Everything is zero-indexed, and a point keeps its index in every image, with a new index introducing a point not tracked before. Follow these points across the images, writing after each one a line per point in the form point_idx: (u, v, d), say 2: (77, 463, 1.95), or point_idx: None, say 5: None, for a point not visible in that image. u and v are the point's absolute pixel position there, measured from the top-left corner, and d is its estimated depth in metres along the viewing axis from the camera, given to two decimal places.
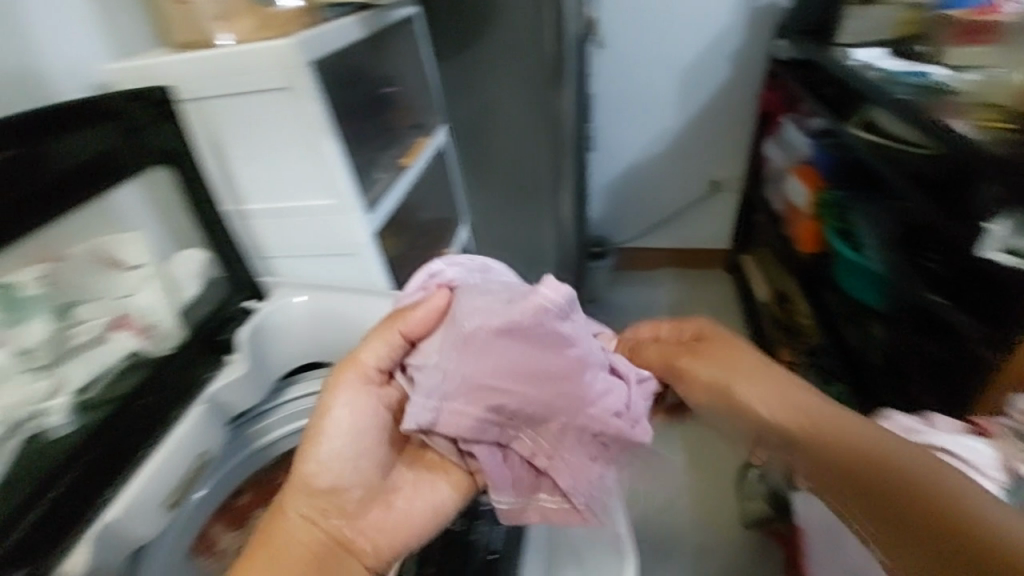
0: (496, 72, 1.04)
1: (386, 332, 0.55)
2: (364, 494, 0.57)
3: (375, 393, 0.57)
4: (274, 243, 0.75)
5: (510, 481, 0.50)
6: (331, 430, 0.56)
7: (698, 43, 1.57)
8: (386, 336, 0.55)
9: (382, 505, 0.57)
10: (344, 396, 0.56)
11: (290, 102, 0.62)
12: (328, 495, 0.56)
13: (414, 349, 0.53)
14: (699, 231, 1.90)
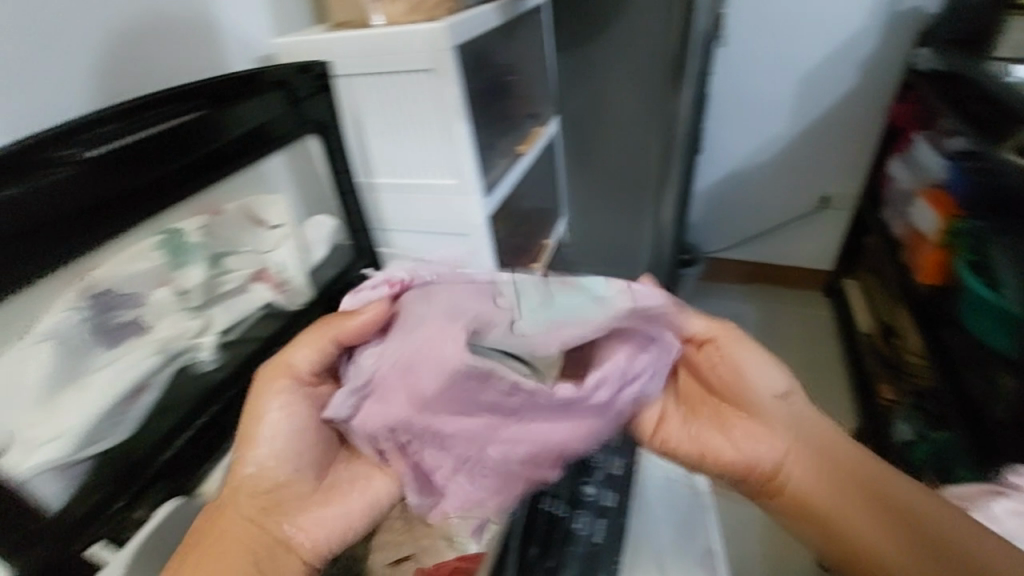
0: (614, 66, 1.02)
1: (321, 333, 0.48)
2: (299, 497, 0.48)
3: (309, 395, 0.49)
4: (395, 216, 0.79)
5: (429, 484, 0.44)
6: (265, 427, 0.48)
7: (826, 47, 1.47)
8: (319, 339, 0.48)
9: (321, 507, 0.48)
10: (277, 395, 0.48)
11: (430, 85, 0.66)
12: (270, 491, 0.47)
13: (366, 347, 0.45)
14: (800, 248, 1.78)
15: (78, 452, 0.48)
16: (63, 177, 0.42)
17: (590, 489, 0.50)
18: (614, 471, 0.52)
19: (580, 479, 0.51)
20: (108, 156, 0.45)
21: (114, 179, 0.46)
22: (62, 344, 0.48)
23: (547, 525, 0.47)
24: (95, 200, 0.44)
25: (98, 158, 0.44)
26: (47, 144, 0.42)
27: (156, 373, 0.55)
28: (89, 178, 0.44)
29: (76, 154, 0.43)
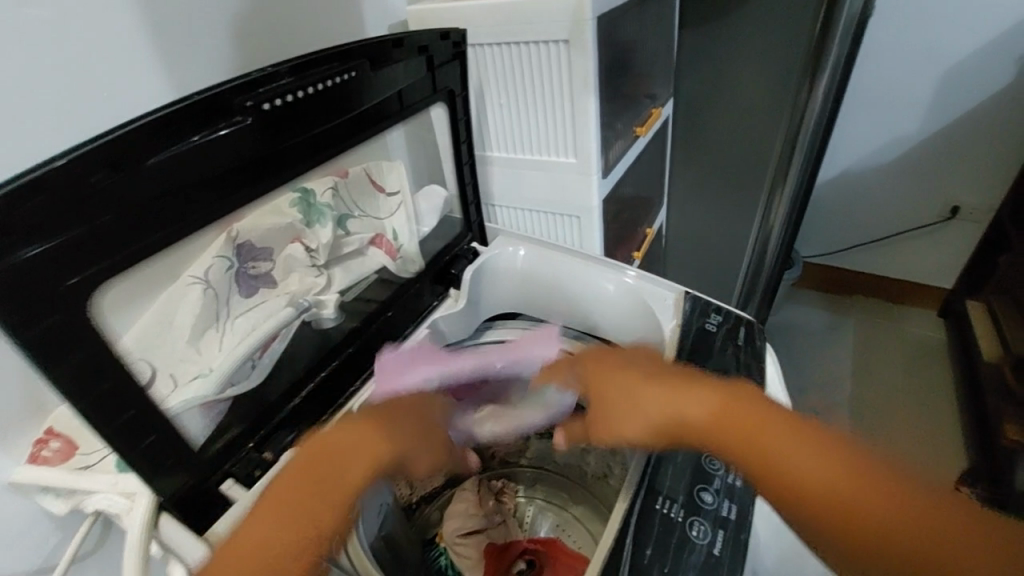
0: (743, 47, 0.95)
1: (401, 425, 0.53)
2: None
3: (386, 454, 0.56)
4: (502, 192, 0.79)
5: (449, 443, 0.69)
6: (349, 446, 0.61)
7: (982, 37, 1.29)
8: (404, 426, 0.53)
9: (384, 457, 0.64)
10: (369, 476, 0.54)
11: (566, 58, 0.63)
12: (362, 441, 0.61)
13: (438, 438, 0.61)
14: (918, 261, 1.61)
15: (221, 393, 0.53)
16: (230, 134, 0.44)
17: (708, 498, 0.47)
18: (733, 482, 0.48)
19: (698, 485, 0.47)
20: (273, 113, 0.47)
21: (273, 137, 0.47)
22: (209, 289, 0.54)
23: (663, 531, 0.44)
24: (255, 159, 0.46)
25: (261, 118, 0.46)
26: (229, 94, 0.43)
27: (287, 325, 0.59)
28: (252, 138, 0.45)
29: (244, 111, 0.45)
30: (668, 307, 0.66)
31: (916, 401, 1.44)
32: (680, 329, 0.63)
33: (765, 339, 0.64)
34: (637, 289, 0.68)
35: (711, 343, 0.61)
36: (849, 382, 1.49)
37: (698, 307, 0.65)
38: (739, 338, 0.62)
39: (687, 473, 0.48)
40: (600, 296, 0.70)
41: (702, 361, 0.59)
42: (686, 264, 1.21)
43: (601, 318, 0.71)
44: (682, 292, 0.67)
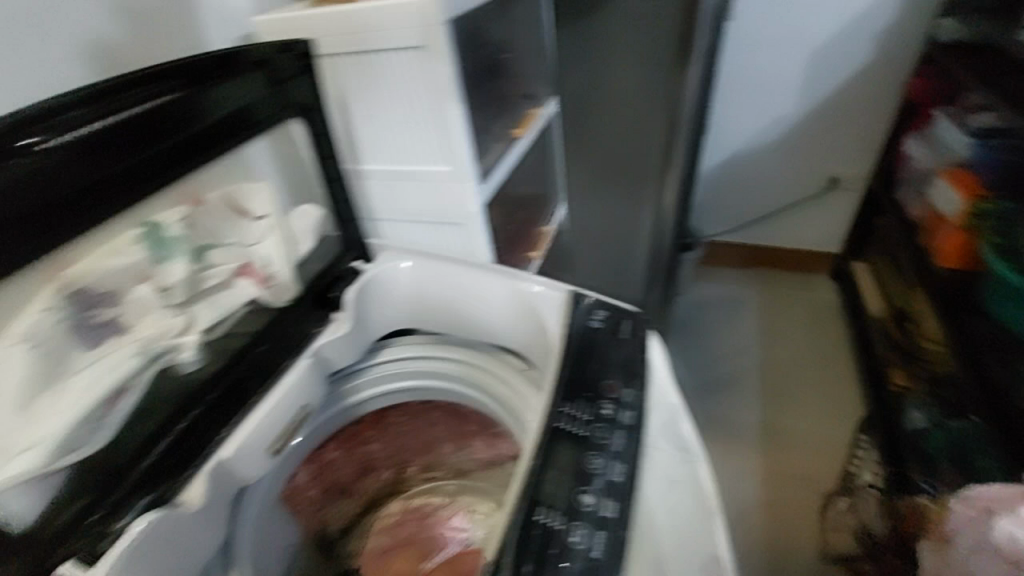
0: (620, 41, 0.96)
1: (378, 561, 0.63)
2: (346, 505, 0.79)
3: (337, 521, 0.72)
4: (381, 205, 0.76)
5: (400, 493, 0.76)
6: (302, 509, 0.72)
7: (840, 20, 1.39)
8: None
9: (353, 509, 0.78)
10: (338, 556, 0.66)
11: (425, 64, 0.61)
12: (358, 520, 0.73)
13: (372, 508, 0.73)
14: (807, 230, 1.73)
15: (55, 462, 0.46)
16: (33, 168, 0.38)
17: (588, 500, 0.47)
18: (614, 479, 0.49)
19: (579, 487, 0.48)
20: (78, 144, 0.41)
21: (83, 172, 0.42)
22: (39, 347, 0.46)
23: (543, 542, 0.44)
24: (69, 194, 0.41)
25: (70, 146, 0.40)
26: (15, 129, 0.37)
27: (138, 376, 0.53)
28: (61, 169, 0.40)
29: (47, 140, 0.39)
30: (555, 307, 0.66)
31: (816, 360, 1.55)
32: (565, 328, 0.63)
33: (649, 329, 0.66)
34: (524, 294, 0.67)
35: (595, 341, 0.61)
36: (757, 351, 1.58)
37: (582, 305, 0.65)
38: (623, 332, 0.63)
39: (568, 477, 0.48)
40: (489, 304, 0.69)
41: (586, 359, 0.59)
42: (589, 257, 1.23)
43: (494, 325, 0.70)
44: (567, 291, 0.67)
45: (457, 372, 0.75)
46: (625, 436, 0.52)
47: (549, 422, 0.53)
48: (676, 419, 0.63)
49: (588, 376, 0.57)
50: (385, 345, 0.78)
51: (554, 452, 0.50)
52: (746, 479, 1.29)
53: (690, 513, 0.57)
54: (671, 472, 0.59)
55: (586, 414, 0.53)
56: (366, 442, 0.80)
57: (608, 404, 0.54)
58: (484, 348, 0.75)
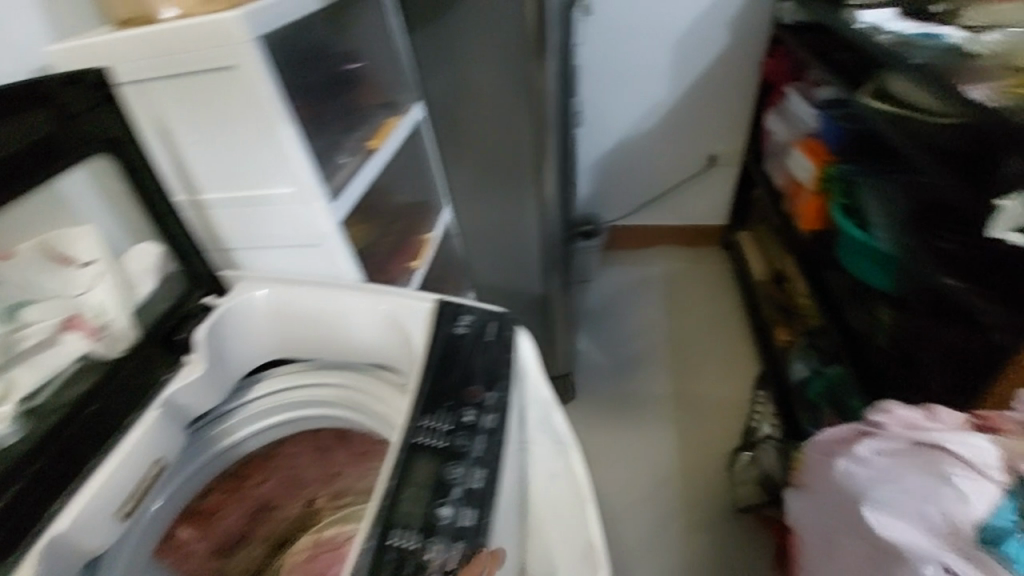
0: (473, 42, 0.96)
1: None
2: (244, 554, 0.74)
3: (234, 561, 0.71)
4: (230, 234, 0.72)
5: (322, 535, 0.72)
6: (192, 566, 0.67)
7: (694, 9, 1.48)
8: None
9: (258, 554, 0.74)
10: None
11: (240, 83, 0.58)
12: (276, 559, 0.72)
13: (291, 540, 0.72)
14: (696, 207, 1.83)
15: None
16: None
17: (445, 512, 0.46)
18: (473, 486, 0.48)
19: (438, 500, 0.47)
20: None
21: None
22: None
23: (397, 564, 0.43)
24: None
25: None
26: None
27: None
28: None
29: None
30: (420, 318, 0.65)
31: (717, 328, 1.65)
32: (429, 338, 0.62)
33: (516, 326, 0.66)
34: (389, 308, 0.66)
35: (459, 348, 0.61)
36: (663, 327, 1.66)
37: (447, 312, 0.65)
38: (488, 334, 0.63)
39: (426, 492, 0.47)
40: (355, 323, 0.67)
41: (450, 367, 0.59)
42: (485, 257, 1.23)
43: (364, 343, 0.68)
44: (432, 300, 0.66)
45: (336, 397, 0.72)
46: (487, 439, 0.52)
47: (408, 438, 0.52)
48: (552, 412, 0.64)
49: (450, 385, 0.57)
50: (257, 378, 0.74)
51: (412, 468, 0.49)
52: (663, 452, 1.35)
53: (566, 503, 0.59)
54: (549, 466, 0.61)
55: (446, 424, 0.53)
56: (260, 484, 0.75)
57: (470, 410, 0.54)
58: (360, 368, 0.72)
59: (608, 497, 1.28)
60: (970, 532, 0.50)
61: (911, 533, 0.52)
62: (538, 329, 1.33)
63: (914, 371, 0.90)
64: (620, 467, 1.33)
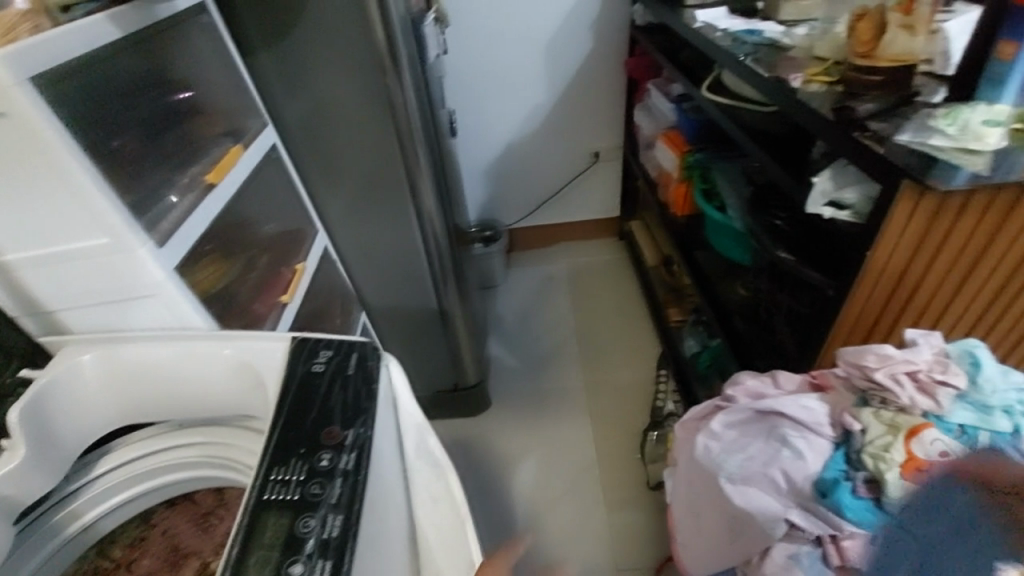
0: (322, 62, 0.92)
1: None
2: None
3: None
4: (44, 297, 0.63)
5: None
6: None
7: (557, 13, 1.52)
8: None
9: None
10: None
11: (16, 131, 0.51)
12: None
13: None
14: (589, 201, 1.89)
15: None
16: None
17: (297, 569, 0.44)
18: (330, 535, 0.46)
19: (289, 559, 0.44)
20: None
21: None
22: None
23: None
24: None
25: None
26: None
27: None
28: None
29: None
30: (275, 360, 0.61)
31: (621, 316, 1.71)
32: (284, 380, 0.59)
33: (380, 354, 0.63)
34: (242, 353, 0.62)
35: (316, 386, 0.58)
36: (571, 322, 1.70)
37: (305, 349, 0.62)
38: (349, 367, 0.60)
39: (275, 551, 0.45)
40: (207, 374, 0.62)
41: (306, 409, 0.56)
42: (375, 278, 1.19)
43: (221, 396, 0.63)
44: (288, 339, 0.63)
45: (198, 456, 0.66)
46: (345, 482, 0.49)
47: (257, 496, 0.49)
48: (427, 436, 0.62)
49: (307, 429, 0.54)
50: (103, 450, 0.65)
51: (259, 529, 0.46)
52: (582, 445, 1.38)
53: (448, 525, 0.59)
54: (430, 490, 0.61)
55: (299, 474, 0.50)
56: (136, 563, 0.64)
57: (326, 454, 0.51)
58: (222, 422, 0.66)
59: (533, 498, 1.28)
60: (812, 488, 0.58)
61: (764, 497, 0.59)
62: (441, 342, 1.31)
63: (771, 336, 1.00)
64: (542, 467, 1.34)
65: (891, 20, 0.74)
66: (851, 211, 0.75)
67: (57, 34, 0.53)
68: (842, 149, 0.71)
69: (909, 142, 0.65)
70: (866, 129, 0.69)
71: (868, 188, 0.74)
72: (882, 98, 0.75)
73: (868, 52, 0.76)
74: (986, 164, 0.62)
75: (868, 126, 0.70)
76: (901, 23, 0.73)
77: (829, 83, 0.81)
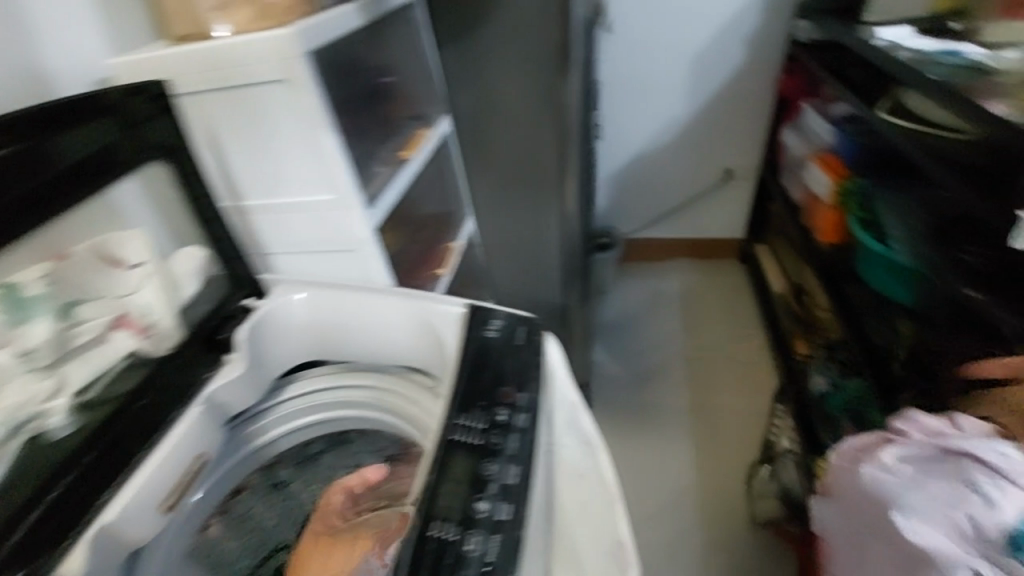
0: (499, 58, 0.99)
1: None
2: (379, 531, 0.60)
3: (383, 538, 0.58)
4: (271, 238, 0.74)
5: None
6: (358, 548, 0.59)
7: (712, 26, 1.51)
8: None
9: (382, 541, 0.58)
10: None
11: (288, 96, 0.61)
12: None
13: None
14: (713, 220, 1.84)
15: None
16: None
17: (482, 505, 0.48)
18: (509, 482, 0.50)
19: (474, 495, 0.49)
20: None
21: None
22: None
23: (453, 560, 0.44)
24: None
25: None
26: None
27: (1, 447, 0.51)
28: None
29: None
30: (452, 324, 0.67)
31: (738, 338, 1.65)
32: (462, 343, 0.64)
33: (544, 331, 0.68)
34: (424, 312, 0.69)
35: (490, 351, 0.63)
36: (681, 340, 1.66)
37: (479, 316, 0.67)
38: (518, 339, 0.65)
39: (464, 486, 0.49)
40: (387, 325, 0.70)
41: (482, 371, 0.61)
42: (505, 266, 1.23)
43: (400, 347, 0.71)
44: (464, 305, 0.69)
45: (367, 398, 0.74)
46: (521, 438, 0.55)
47: (445, 435, 0.54)
48: (580, 411, 0.64)
49: (483, 387, 0.59)
50: (289, 379, 0.75)
51: (449, 464, 0.51)
52: (681, 468, 1.34)
53: (595, 502, 0.59)
54: (576, 468, 0.61)
55: (481, 423, 0.55)
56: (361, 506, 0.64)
57: (503, 410, 0.56)
58: (393, 372, 0.74)
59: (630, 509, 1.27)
60: (1000, 538, 0.55)
61: (942, 541, 0.57)
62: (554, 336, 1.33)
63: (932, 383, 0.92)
64: (641, 479, 1.33)
65: None
66: None
67: (325, 16, 0.63)
68: None
69: None
70: None
71: None
72: None
73: None
74: None
75: None
76: None
77: None
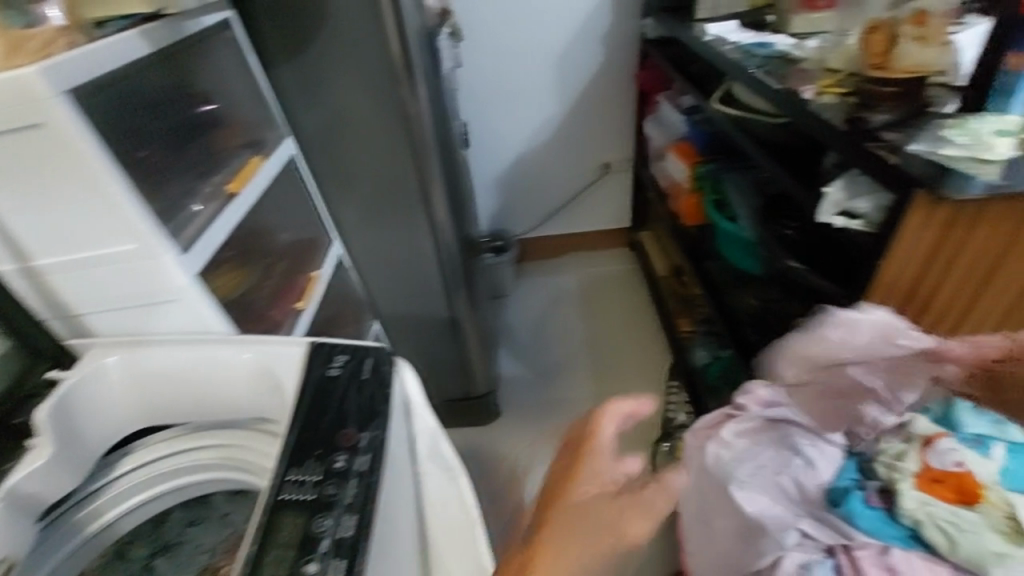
0: (336, 75, 0.95)
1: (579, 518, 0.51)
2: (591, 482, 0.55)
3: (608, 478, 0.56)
4: (71, 299, 0.65)
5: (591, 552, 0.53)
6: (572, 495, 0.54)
7: (567, 27, 1.54)
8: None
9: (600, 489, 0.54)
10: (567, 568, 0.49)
11: (53, 140, 0.54)
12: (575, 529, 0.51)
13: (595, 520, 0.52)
14: (599, 212, 1.89)
15: None
16: None
17: (312, 567, 0.45)
18: (344, 535, 0.47)
19: (304, 557, 0.46)
20: None
21: None
22: None
23: None
24: None
25: None
26: None
27: None
28: None
29: None
30: (292, 365, 0.63)
31: (633, 324, 1.71)
32: (301, 384, 0.60)
33: (394, 359, 0.65)
34: (260, 358, 0.64)
35: (331, 390, 0.59)
36: (581, 333, 1.69)
37: (321, 354, 0.63)
38: (363, 372, 0.62)
39: (292, 550, 0.46)
40: (222, 377, 0.65)
41: (321, 413, 0.57)
42: (386, 285, 1.20)
43: (241, 398, 0.65)
44: (306, 343, 0.65)
45: (218, 457, 0.66)
46: (360, 482, 0.52)
47: (274, 495, 0.51)
48: (440, 436, 0.66)
49: (323, 432, 0.55)
50: (127, 450, 0.67)
51: (276, 528, 0.48)
52: None
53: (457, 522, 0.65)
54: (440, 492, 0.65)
55: (315, 475, 0.52)
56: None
57: (341, 456, 0.53)
58: (241, 425, 0.68)
59: None
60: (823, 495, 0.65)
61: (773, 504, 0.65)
62: (449, 350, 1.30)
63: None
64: None
65: (904, 32, 0.73)
66: (864, 219, 0.72)
67: (88, 48, 0.56)
68: (855, 160, 0.70)
69: (923, 153, 0.64)
70: (879, 140, 0.69)
71: (879, 197, 0.72)
72: (898, 108, 0.73)
73: (883, 64, 0.75)
74: (868, 204, 0.72)
75: (882, 137, 0.69)
76: (915, 35, 0.72)
77: (843, 93, 0.81)
